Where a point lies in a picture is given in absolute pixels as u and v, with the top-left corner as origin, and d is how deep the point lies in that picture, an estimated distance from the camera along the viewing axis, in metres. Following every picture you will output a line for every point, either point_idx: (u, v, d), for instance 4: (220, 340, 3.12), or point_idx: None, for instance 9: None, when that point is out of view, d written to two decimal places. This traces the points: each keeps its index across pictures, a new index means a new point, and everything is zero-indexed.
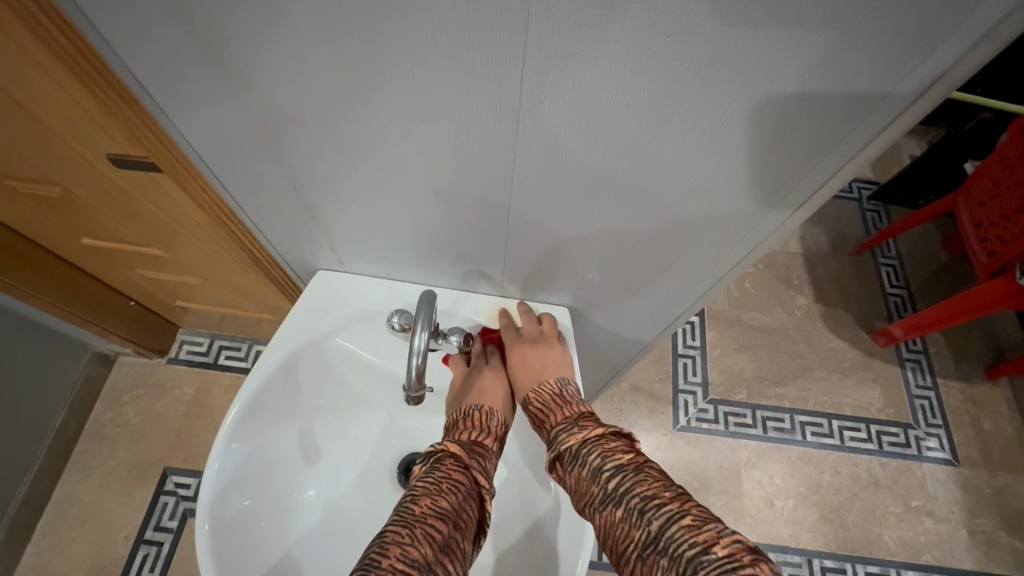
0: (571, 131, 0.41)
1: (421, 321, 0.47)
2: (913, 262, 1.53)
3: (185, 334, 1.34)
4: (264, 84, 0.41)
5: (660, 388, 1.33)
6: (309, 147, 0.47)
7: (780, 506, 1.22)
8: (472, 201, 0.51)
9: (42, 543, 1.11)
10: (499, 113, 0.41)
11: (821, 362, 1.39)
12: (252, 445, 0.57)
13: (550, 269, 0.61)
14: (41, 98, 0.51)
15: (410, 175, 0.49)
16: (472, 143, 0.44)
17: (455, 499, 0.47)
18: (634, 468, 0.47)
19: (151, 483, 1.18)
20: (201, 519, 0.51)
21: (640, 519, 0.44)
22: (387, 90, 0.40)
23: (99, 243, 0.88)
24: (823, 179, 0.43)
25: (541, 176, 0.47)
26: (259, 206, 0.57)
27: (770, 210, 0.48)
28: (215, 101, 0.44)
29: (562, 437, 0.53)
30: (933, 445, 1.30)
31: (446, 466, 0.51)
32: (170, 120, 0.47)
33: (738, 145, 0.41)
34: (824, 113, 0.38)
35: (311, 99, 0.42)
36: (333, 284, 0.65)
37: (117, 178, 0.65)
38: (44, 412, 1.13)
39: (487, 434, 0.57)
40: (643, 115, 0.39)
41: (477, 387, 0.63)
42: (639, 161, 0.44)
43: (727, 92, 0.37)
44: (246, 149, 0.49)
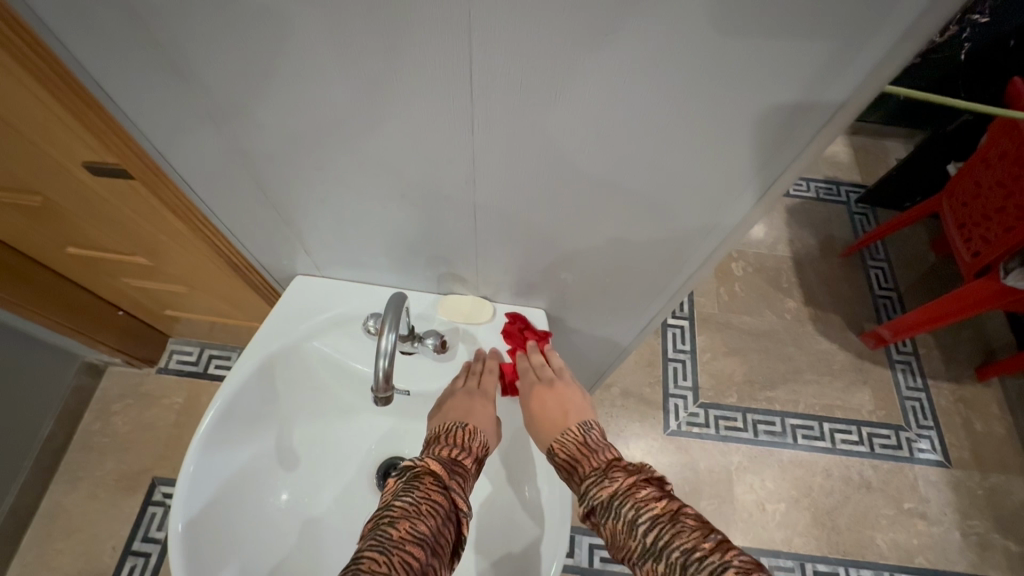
0: (524, 129, 0.42)
1: (388, 323, 0.47)
2: (902, 263, 1.54)
3: (175, 343, 1.34)
4: (220, 82, 0.41)
5: (650, 392, 1.33)
6: (269, 147, 0.48)
7: (771, 509, 1.21)
8: (436, 201, 0.51)
9: (28, 556, 1.10)
10: (449, 113, 0.41)
11: (811, 364, 1.39)
12: (228, 449, 0.57)
13: (520, 269, 0.61)
14: (14, 108, 0.52)
15: (373, 177, 0.49)
16: (426, 143, 0.44)
17: (434, 522, 0.44)
18: (670, 518, 0.44)
19: (140, 493, 1.17)
20: (174, 521, 0.51)
21: (682, 574, 0.41)
22: (336, 90, 0.41)
23: (84, 252, 0.89)
24: (777, 171, 0.43)
25: (499, 174, 0.47)
26: (231, 210, 0.58)
27: (729, 206, 0.48)
28: (173, 104, 0.45)
29: (594, 491, 0.49)
30: (925, 446, 1.30)
31: (426, 485, 0.47)
32: (135, 125, 0.48)
33: (690, 142, 0.41)
34: (767, 107, 0.38)
35: (267, 98, 0.42)
36: (311, 290, 0.66)
37: (97, 187, 0.65)
38: (30, 423, 1.13)
39: (467, 454, 0.53)
40: (591, 113, 0.40)
41: (463, 404, 0.58)
42: (595, 159, 0.44)
43: (673, 88, 0.37)
44: (213, 151, 0.49)
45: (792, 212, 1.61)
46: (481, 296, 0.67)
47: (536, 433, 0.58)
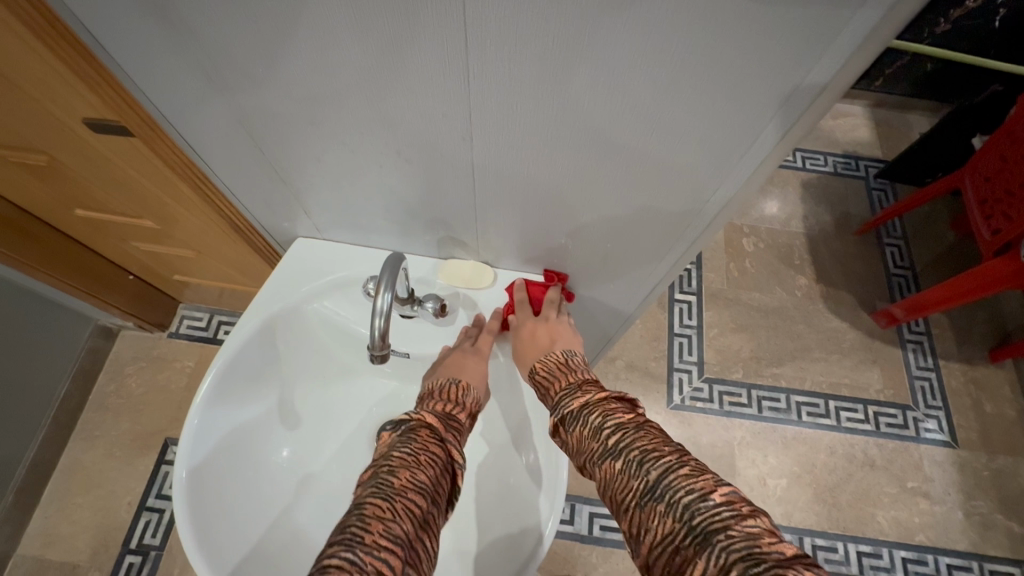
0: (517, 78, 0.40)
1: (384, 282, 0.46)
2: (919, 241, 1.50)
3: (186, 309, 1.36)
4: (203, 26, 0.40)
5: (656, 366, 1.33)
6: (258, 98, 0.46)
7: (772, 484, 1.22)
8: (430, 159, 0.50)
9: (49, 509, 1.15)
10: (438, 67, 0.40)
11: (820, 342, 1.37)
12: (230, 404, 0.58)
13: (519, 232, 0.60)
14: (9, 60, 0.51)
15: (366, 133, 0.48)
16: (420, 98, 0.43)
17: (432, 472, 0.44)
18: (635, 426, 0.46)
19: (154, 453, 1.21)
20: (179, 469, 0.52)
21: (638, 469, 0.42)
22: (321, 40, 0.39)
23: (91, 214, 0.89)
24: (785, 129, 0.40)
25: (493, 128, 0.45)
26: (230, 169, 0.58)
27: (732, 168, 0.45)
28: (164, 56, 0.44)
29: (566, 402, 0.52)
30: (932, 427, 1.28)
31: (422, 437, 0.47)
32: (131, 78, 0.47)
33: (693, 96, 0.39)
34: (771, 63, 0.36)
35: (250, 43, 0.41)
36: (312, 252, 0.66)
37: (99, 146, 0.65)
38: (47, 383, 1.16)
39: (460, 409, 0.54)
40: (586, 61, 0.37)
41: (456, 362, 0.59)
42: (593, 113, 0.42)
43: (674, 34, 0.35)
44: (206, 104, 0.48)
45: (808, 187, 1.56)
46: (482, 262, 0.67)
47: (521, 356, 0.60)
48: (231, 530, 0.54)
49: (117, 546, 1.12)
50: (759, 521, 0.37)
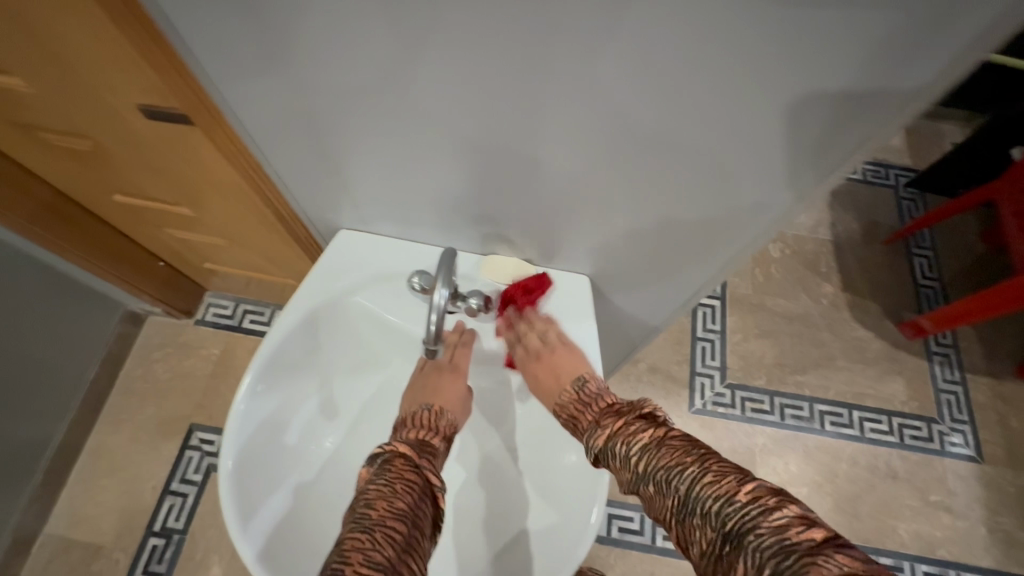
0: (599, 71, 0.41)
1: (441, 278, 0.47)
2: (949, 252, 1.47)
3: (212, 297, 1.38)
4: (287, 13, 0.41)
5: (678, 370, 1.33)
6: (329, 87, 0.47)
7: (793, 493, 1.21)
8: (491, 152, 0.51)
9: (76, 489, 1.17)
10: (522, 62, 0.41)
11: (845, 351, 1.36)
12: (272, 394, 0.58)
13: (570, 229, 0.60)
14: (72, 47, 0.52)
15: (432, 124, 0.49)
16: (498, 93, 0.44)
17: (410, 498, 0.45)
18: (656, 443, 0.46)
19: (178, 438, 1.23)
20: (224, 458, 0.53)
21: (668, 488, 0.44)
22: (406, 33, 0.40)
23: (130, 200, 0.90)
24: (866, 128, 0.41)
25: (563, 120, 0.46)
26: (288, 158, 0.59)
27: (803, 167, 0.46)
28: (244, 43, 0.45)
29: (591, 440, 0.51)
30: (957, 441, 1.27)
31: (397, 467, 0.48)
32: (206, 66, 0.48)
33: (774, 94, 0.40)
34: (861, 70, 0.37)
35: (332, 33, 0.42)
36: (355, 244, 0.66)
37: (147, 134, 0.66)
38: (78, 366, 1.18)
39: (436, 434, 0.54)
40: (673, 55, 0.38)
41: (431, 384, 0.60)
42: (670, 108, 0.43)
43: (765, 29, 0.35)
44: (275, 92, 0.49)
45: (836, 194, 1.55)
46: (524, 259, 0.67)
47: (538, 390, 0.60)
48: (275, 515, 0.55)
49: (141, 528, 1.14)
50: (789, 511, 0.38)
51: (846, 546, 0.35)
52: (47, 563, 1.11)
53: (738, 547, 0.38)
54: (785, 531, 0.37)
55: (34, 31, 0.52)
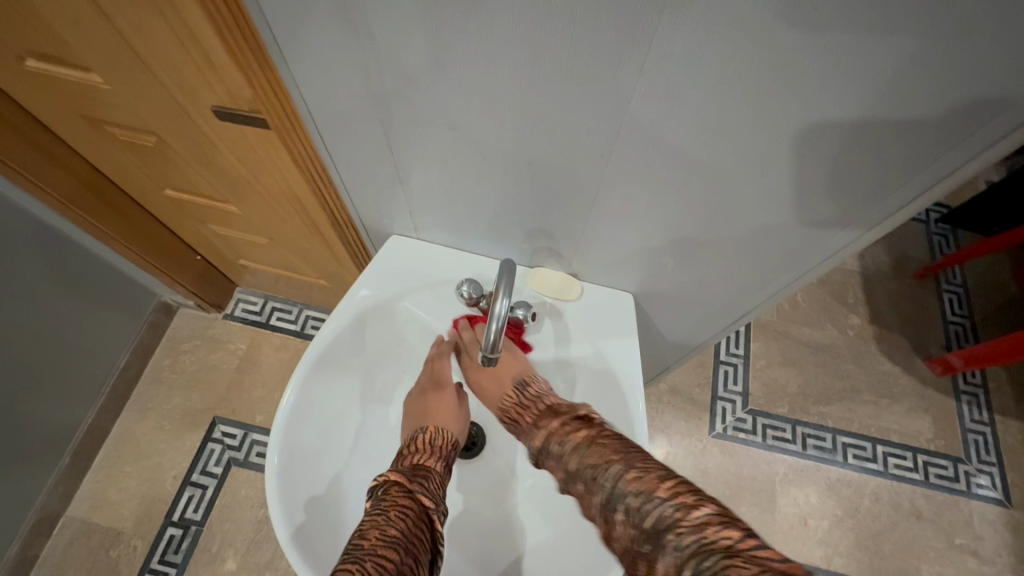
0: (687, 100, 0.42)
1: (501, 288, 0.48)
2: (980, 291, 1.46)
3: (242, 293, 1.40)
4: (389, 37, 0.43)
5: (699, 393, 1.32)
6: (412, 105, 0.49)
7: (813, 525, 1.20)
8: (550, 171, 0.53)
9: (99, 474, 1.19)
10: (595, 89, 0.43)
11: (871, 385, 1.34)
12: (320, 392, 0.60)
13: (620, 248, 0.61)
14: (157, 49, 0.56)
15: (496, 141, 0.51)
16: (566, 116, 0.46)
17: (403, 525, 0.44)
18: (587, 443, 0.47)
19: (201, 430, 1.24)
20: (272, 450, 0.56)
21: (593, 485, 0.44)
22: (486, 56, 0.42)
23: (180, 195, 0.93)
24: (947, 173, 0.42)
25: (641, 143, 0.47)
26: (350, 165, 0.61)
27: (873, 205, 0.47)
28: (326, 57, 0.47)
29: (533, 438, 0.52)
30: (984, 483, 1.24)
31: (391, 496, 0.47)
32: (292, 77, 0.51)
33: (861, 131, 0.40)
34: (934, 119, 0.38)
35: (427, 55, 0.43)
36: (407, 249, 0.68)
37: (211, 132, 0.69)
38: (110, 353, 1.21)
39: (432, 456, 0.54)
40: (767, 92, 0.40)
41: (419, 408, 0.60)
42: (752, 140, 0.44)
43: (864, 71, 0.36)
44: (356, 106, 0.52)
45: None
46: (571, 273, 0.68)
47: (484, 397, 0.60)
48: (314, 513, 0.56)
49: (159, 517, 1.15)
50: (707, 509, 0.39)
51: (756, 544, 0.37)
52: (66, 545, 1.13)
53: (658, 545, 0.39)
54: (702, 529, 0.38)
55: (126, 31, 0.54)
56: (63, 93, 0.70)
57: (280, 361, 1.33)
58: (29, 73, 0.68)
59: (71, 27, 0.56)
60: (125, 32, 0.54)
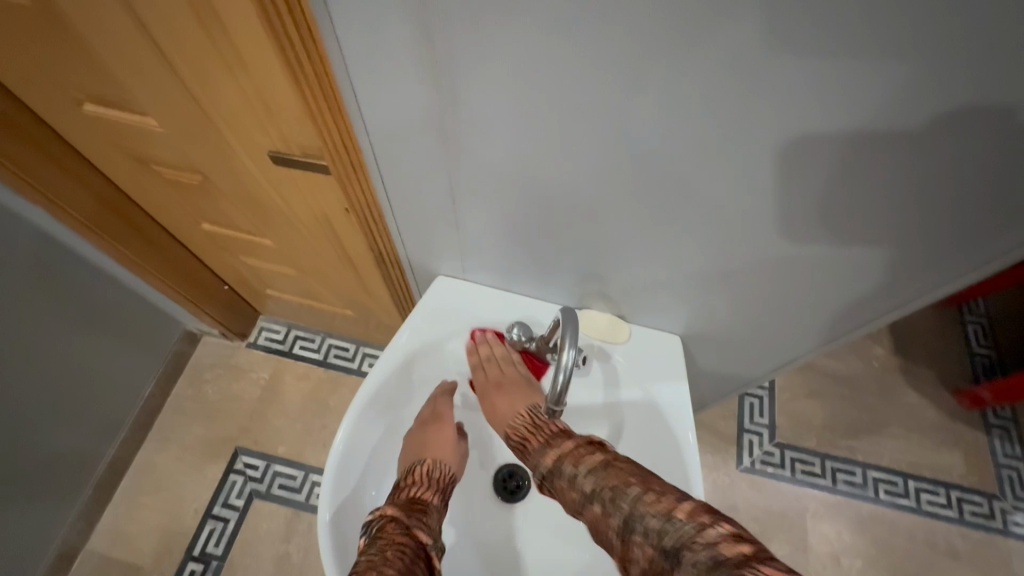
0: (754, 145, 0.44)
1: (567, 339, 0.49)
2: (1004, 322, 1.44)
3: (265, 321, 1.41)
4: (468, 86, 0.46)
5: (725, 425, 1.30)
6: (480, 149, 0.52)
7: (846, 564, 1.17)
8: (610, 204, 0.55)
9: (120, 506, 1.18)
10: (663, 132, 0.45)
11: (899, 418, 1.32)
12: (371, 423, 0.65)
13: (670, 281, 0.63)
14: (218, 98, 0.58)
15: (560, 178, 0.53)
16: (630, 154, 0.48)
17: (399, 563, 0.49)
18: (603, 466, 0.50)
19: (223, 461, 1.23)
20: (328, 477, 0.61)
21: (612, 508, 0.47)
22: (559, 101, 0.45)
23: (216, 229, 0.95)
24: (1006, 220, 0.43)
25: (702, 182, 0.49)
26: (406, 201, 0.63)
27: (931, 245, 0.48)
28: (400, 103, 0.49)
29: (541, 458, 0.55)
30: (1020, 520, 1.21)
31: (386, 534, 0.53)
32: (360, 122, 0.53)
33: (925, 180, 0.42)
34: (998, 168, 0.40)
35: (501, 99, 0.46)
36: (451, 290, 0.74)
37: (259, 174, 0.71)
38: (136, 382, 1.21)
39: (427, 489, 0.60)
40: (834, 139, 0.41)
41: (419, 438, 0.65)
42: (815, 183, 0.45)
43: (932, 125, 0.38)
44: (423, 148, 0.54)
45: None
46: (616, 315, 0.70)
47: (495, 416, 0.65)
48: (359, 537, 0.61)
49: (180, 551, 1.14)
50: (722, 527, 0.41)
51: (768, 556, 0.38)
52: None
53: (677, 562, 0.41)
54: (716, 544, 0.40)
55: (193, 82, 0.56)
56: (115, 135, 0.72)
57: (301, 391, 1.32)
58: (84, 116, 0.70)
59: (137, 77, 0.58)
60: (189, 82, 0.56)
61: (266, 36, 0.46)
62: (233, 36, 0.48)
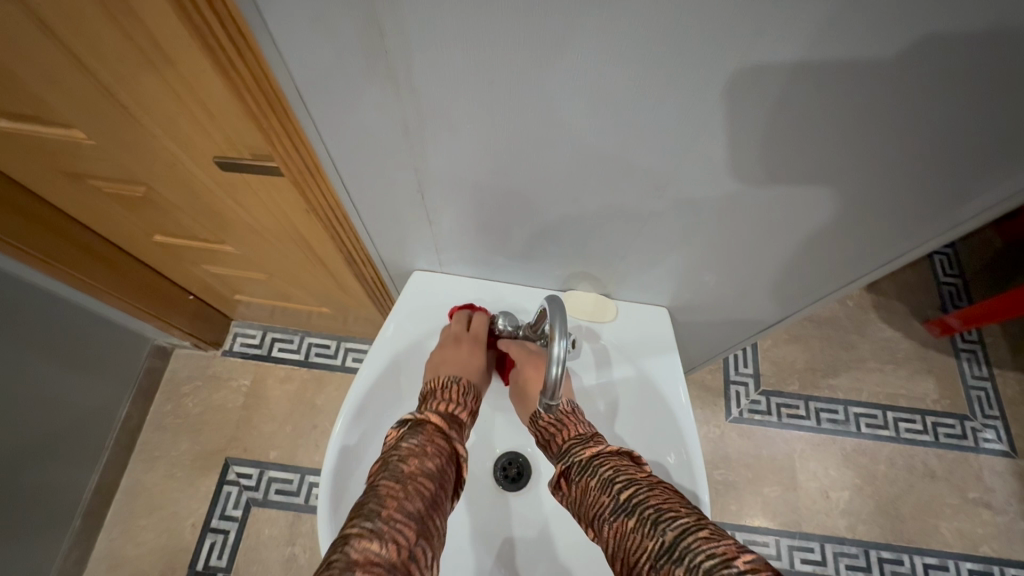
0: (729, 109, 0.42)
1: (557, 330, 0.49)
2: (967, 249, 1.48)
3: (238, 326, 1.36)
4: (424, 78, 0.42)
5: (712, 379, 1.33)
6: (443, 140, 0.49)
7: (835, 497, 1.23)
8: (587, 180, 0.52)
9: (113, 531, 1.15)
10: (635, 102, 0.43)
11: (875, 353, 1.37)
12: (362, 434, 0.64)
13: (652, 249, 0.62)
14: (147, 100, 0.52)
15: (528, 162, 0.51)
16: (602, 129, 0.46)
17: (437, 461, 0.53)
18: (649, 484, 0.49)
19: (215, 473, 1.20)
20: (322, 493, 0.60)
21: (653, 529, 0.45)
22: (519, 80, 0.42)
23: (170, 239, 0.89)
24: (981, 170, 0.43)
25: (679, 149, 0.47)
26: (369, 195, 0.60)
27: (906, 194, 0.48)
28: (350, 95, 0.46)
29: (575, 449, 0.56)
30: (990, 436, 1.28)
31: (428, 430, 0.57)
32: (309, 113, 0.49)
33: (903, 133, 0.42)
34: (972, 116, 0.39)
35: (460, 82, 0.42)
36: (428, 287, 0.74)
37: (209, 180, 0.66)
38: (110, 404, 1.16)
39: (462, 407, 0.63)
40: (808, 98, 0.40)
41: (437, 355, 0.67)
42: (792, 143, 0.44)
43: (914, 78, 0.37)
44: (382, 142, 0.51)
45: None
46: (602, 294, 0.72)
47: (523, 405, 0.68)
48: None
49: (183, 568, 1.12)
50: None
51: None
52: None
53: None
54: None
55: (116, 88, 0.51)
56: (43, 152, 0.66)
57: (286, 394, 1.29)
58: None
59: (49, 84, 0.52)
60: (110, 86, 0.51)
61: (187, 34, 0.42)
62: (154, 35, 0.43)
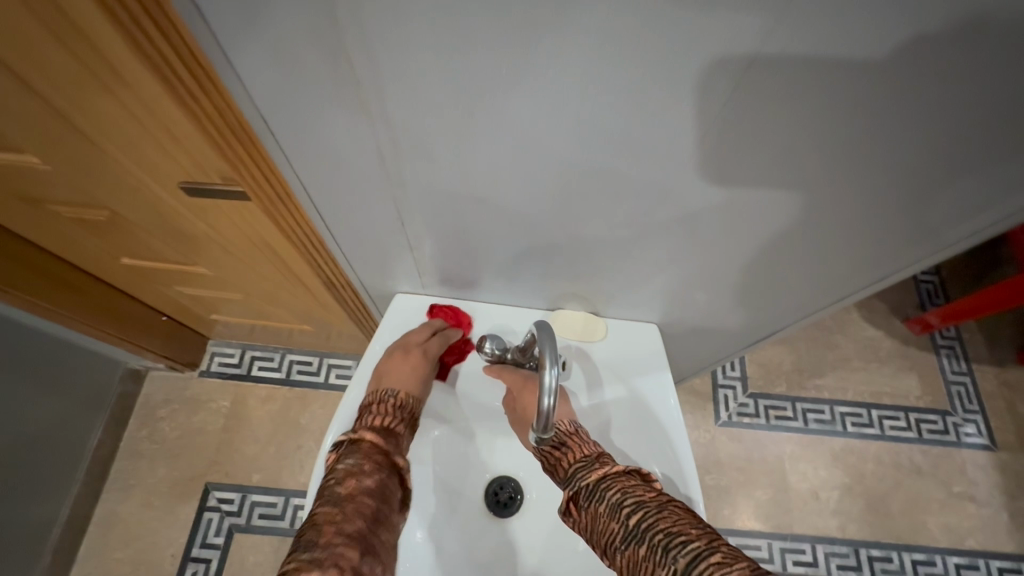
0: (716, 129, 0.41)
1: (547, 358, 0.48)
2: None
3: (216, 345, 1.31)
4: (398, 104, 0.41)
5: (700, 383, 1.33)
6: (422, 165, 0.47)
7: (825, 497, 1.24)
8: (571, 198, 0.51)
9: (88, 566, 1.10)
10: (620, 122, 0.41)
11: (858, 352, 1.39)
12: None
13: (640, 266, 0.61)
14: (105, 125, 0.49)
15: (511, 184, 0.49)
16: (587, 149, 0.44)
17: (374, 478, 0.54)
18: (657, 505, 0.48)
19: (195, 500, 1.16)
20: None
21: (665, 557, 0.44)
22: (498, 104, 0.40)
23: (138, 262, 0.85)
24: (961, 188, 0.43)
25: (666, 167, 0.46)
26: (347, 219, 0.58)
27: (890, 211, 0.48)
28: (322, 121, 0.43)
29: (581, 475, 0.54)
30: (971, 431, 1.31)
31: (364, 448, 0.57)
32: (275, 140, 0.47)
33: (888, 152, 0.41)
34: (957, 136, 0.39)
35: (436, 106, 0.41)
36: (410, 310, 0.72)
37: (177, 205, 0.63)
38: (80, 433, 1.11)
39: (397, 419, 0.63)
40: (796, 118, 0.39)
41: (383, 367, 0.66)
42: (779, 162, 0.43)
43: (901, 97, 0.36)
44: (359, 168, 0.49)
45: None
46: (590, 312, 0.71)
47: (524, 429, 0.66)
48: None
49: None
50: None
51: None
52: None
53: None
54: None
55: (72, 114, 0.48)
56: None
57: (267, 414, 1.25)
58: None
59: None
60: (64, 111, 0.48)
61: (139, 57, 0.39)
62: (107, 58, 0.40)
